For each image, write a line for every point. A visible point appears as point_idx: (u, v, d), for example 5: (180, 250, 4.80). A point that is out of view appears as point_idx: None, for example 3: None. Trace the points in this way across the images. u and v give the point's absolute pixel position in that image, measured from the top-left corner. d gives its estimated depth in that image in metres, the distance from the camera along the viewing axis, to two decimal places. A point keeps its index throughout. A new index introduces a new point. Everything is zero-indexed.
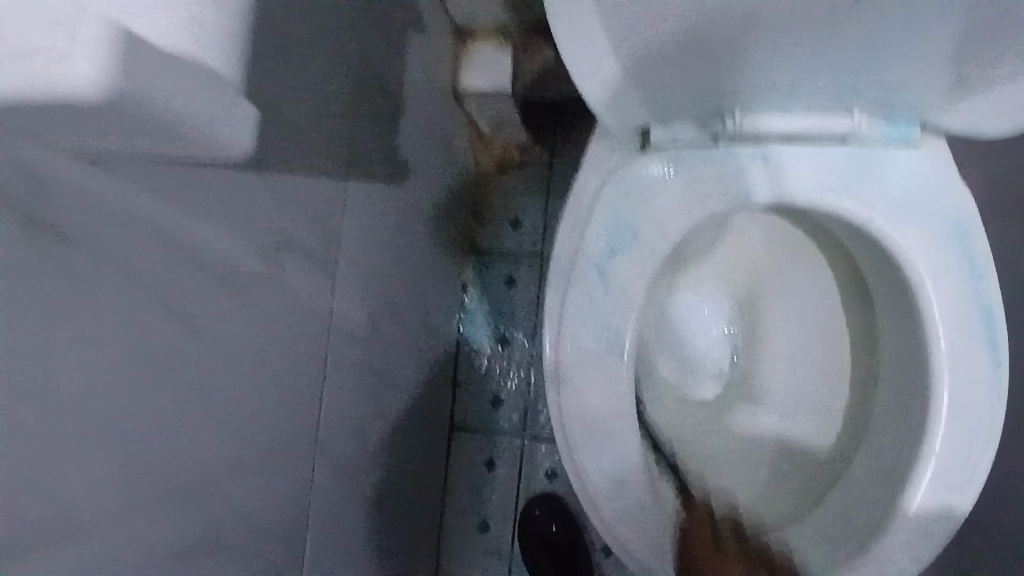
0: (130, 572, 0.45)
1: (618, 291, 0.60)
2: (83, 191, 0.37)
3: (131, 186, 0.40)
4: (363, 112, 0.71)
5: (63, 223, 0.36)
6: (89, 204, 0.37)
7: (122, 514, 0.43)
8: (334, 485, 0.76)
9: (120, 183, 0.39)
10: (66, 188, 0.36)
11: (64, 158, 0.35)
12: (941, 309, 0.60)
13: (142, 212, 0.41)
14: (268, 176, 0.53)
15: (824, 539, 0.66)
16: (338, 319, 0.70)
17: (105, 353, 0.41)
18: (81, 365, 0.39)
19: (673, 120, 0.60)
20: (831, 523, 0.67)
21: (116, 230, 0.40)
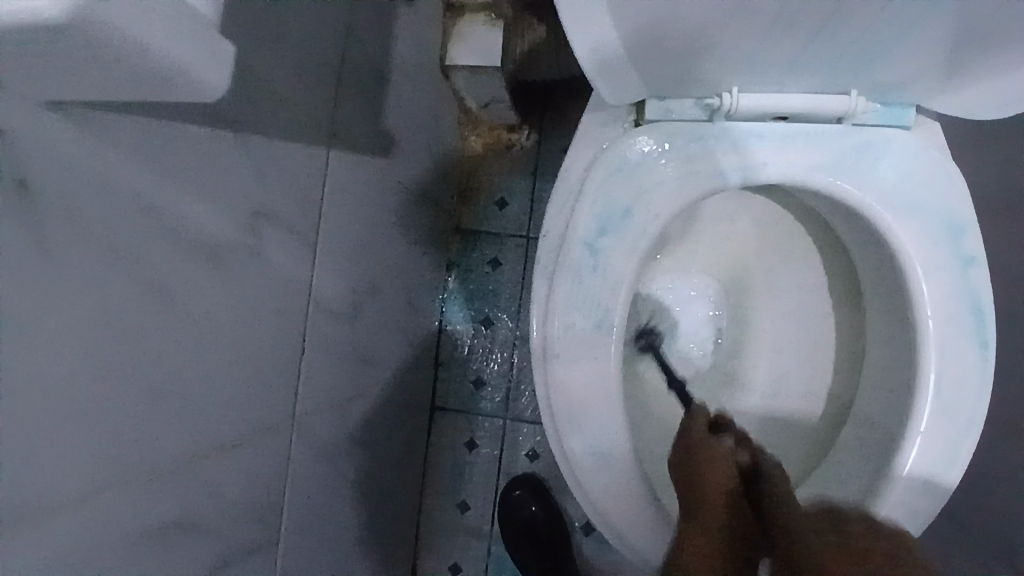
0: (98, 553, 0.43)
1: (609, 270, 0.59)
2: (47, 150, 0.34)
3: (98, 144, 0.37)
4: (348, 81, 0.68)
5: (28, 184, 0.34)
6: (53, 164, 0.35)
7: (91, 494, 0.41)
8: (313, 465, 0.75)
9: (86, 142, 0.36)
10: (29, 145, 0.33)
11: (25, 112, 0.32)
12: (930, 294, 0.60)
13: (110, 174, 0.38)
14: (247, 142, 0.51)
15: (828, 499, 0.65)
16: (319, 295, 0.68)
17: (73, 325, 0.38)
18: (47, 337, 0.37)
19: (668, 95, 0.58)
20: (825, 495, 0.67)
21: (83, 193, 0.37)
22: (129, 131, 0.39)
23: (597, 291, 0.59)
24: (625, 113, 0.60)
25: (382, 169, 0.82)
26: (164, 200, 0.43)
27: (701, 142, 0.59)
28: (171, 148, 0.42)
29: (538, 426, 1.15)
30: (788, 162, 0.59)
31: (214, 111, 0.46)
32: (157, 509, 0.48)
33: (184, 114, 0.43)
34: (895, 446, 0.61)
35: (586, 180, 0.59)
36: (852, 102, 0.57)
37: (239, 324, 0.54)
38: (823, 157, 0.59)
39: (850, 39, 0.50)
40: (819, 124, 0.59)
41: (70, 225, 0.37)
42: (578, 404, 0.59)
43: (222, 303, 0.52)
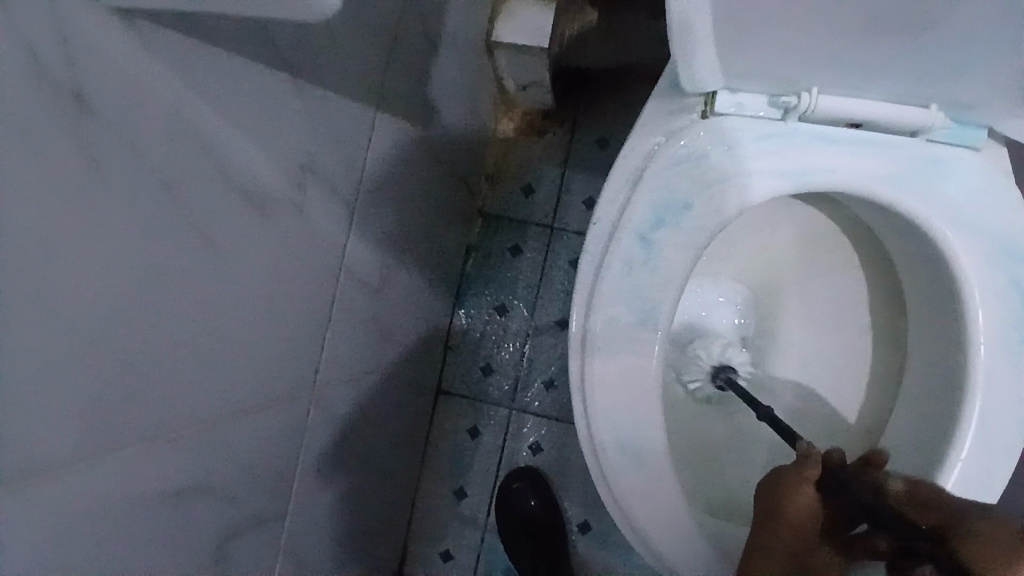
0: (113, 502, 0.41)
1: (659, 264, 0.57)
2: (104, 59, 0.32)
3: (156, 66, 0.35)
4: (402, 42, 0.65)
5: (82, 94, 0.31)
6: (111, 77, 0.33)
7: (114, 440, 0.39)
8: (323, 437, 0.72)
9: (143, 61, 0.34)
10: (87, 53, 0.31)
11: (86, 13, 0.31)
12: (984, 319, 0.58)
13: (165, 98, 0.36)
14: (303, 89, 0.48)
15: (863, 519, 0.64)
16: (349, 263, 0.65)
17: (116, 258, 0.36)
18: (89, 269, 0.34)
19: (741, 88, 0.56)
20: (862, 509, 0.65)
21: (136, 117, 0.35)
22: (186, 53, 0.37)
23: (645, 284, 0.57)
24: (692, 103, 0.57)
25: (422, 139, 0.79)
26: (215, 135, 0.41)
27: (770, 141, 0.57)
28: (227, 80, 0.40)
29: (543, 419, 1.13)
30: (856, 170, 0.57)
31: (275, 49, 0.43)
32: (171, 464, 0.46)
33: (244, 47, 0.40)
34: (929, 470, 0.59)
35: (646, 168, 0.57)
36: (931, 116, 0.55)
37: (272, 280, 0.52)
38: (890, 168, 0.57)
39: (939, 44, 0.48)
40: (891, 134, 0.57)
41: (119, 145, 0.34)
42: (613, 398, 0.57)
43: (259, 256, 0.49)
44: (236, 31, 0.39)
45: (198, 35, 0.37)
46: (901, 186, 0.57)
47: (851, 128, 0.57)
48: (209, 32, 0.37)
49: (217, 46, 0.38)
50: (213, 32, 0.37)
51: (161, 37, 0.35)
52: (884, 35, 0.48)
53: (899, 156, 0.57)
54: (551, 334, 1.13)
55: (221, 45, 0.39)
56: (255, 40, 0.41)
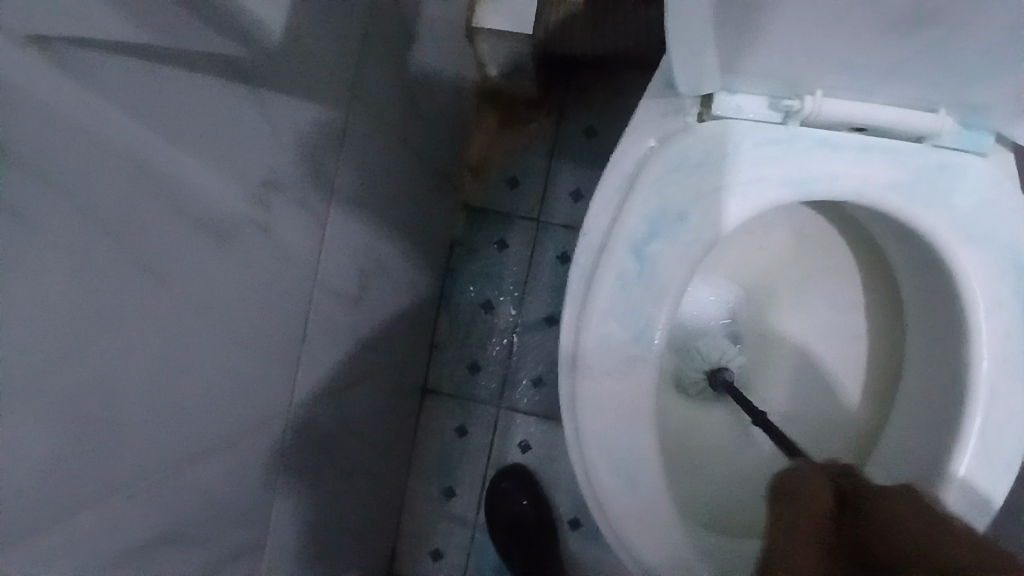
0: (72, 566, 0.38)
1: (654, 279, 0.54)
2: (39, 100, 0.28)
3: (97, 94, 0.31)
4: (375, 37, 0.61)
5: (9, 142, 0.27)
6: (48, 116, 0.29)
7: (68, 502, 0.36)
8: (304, 455, 0.69)
9: (81, 90, 0.30)
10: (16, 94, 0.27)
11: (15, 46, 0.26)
12: (987, 332, 0.56)
13: (109, 132, 0.32)
14: (263, 98, 0.44)
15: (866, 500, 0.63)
16: (324, 276, 0.61)
17: (63, 314, 0.32)
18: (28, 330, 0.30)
19: (740, 90, 0.53)
20: None
21: (80, 157, 0.31)
22: (125, 72, 0.32)
23: (639, 300, 0.54)
24: (689, 106, 0.54)
25: (399, 137, 0.75)
26: (166, 162, 0.36)
27: (770, 147, 0.54)
28: (175, 98, 0.36)
29: (532, 417, 1.11)
30: (859, 177, 0.55)
31: (223, 57, 0.39)
32: (135, 516, 0.42)
33: (188, 56, 0.36)
34: (925, 481, 0.59)
35: (639, 176, 0.54)
36: (939, 121, 0.53)
37: (240, 306, 0.48)
38: (898, 175, 0.55)
39: (945, 44, 0.45)
40: (896, 140, 0.55)
41: (51, 188, 0.30)
42: (606, 418, 0.54)
43: (224, 283, 0.45)
44: (176, 39, 0.35)
45: (135, 48, 0.32)
46: (903, 195, 0.55)
47: (853, 133, 0.54)
48: (146, 46, 0.33)
49: (159, 60, 0.34)
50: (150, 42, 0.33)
51: (93, 56, 0.30)
52: (886, 36, 0.45)
53: (904, 163, 0.55)
54: (539, 330, 1.10)
55: (163, 58, 0.34)
56: (199, 48, 0.37)
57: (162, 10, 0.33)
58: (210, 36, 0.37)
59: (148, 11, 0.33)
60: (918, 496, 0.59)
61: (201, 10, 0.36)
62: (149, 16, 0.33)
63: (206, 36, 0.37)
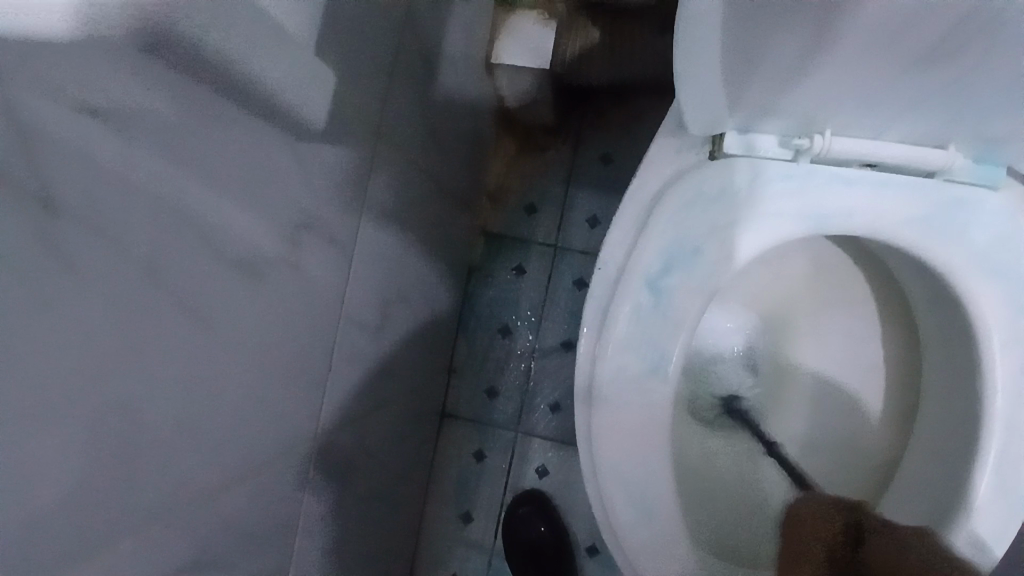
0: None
1: (669, 311, 0.55)
2: (90, 156, 0.31)
3: (143, 150, 0.34)
4: (399, 78, 0.64)
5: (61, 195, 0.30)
6: (97, 172, 0.32)
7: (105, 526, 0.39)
8: (327, 479, 0.71)
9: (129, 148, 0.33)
10: (70, 153, 0.30)
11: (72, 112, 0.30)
12: (1002, 364, 0.56)
13: (154, 183, 0.35)
14: (295, 145, 0.47)
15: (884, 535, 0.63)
16: (349, 306, 0.64)
17: (103, 348, 0.35)
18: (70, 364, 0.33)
19: (752, 128, 0.54)
20: None
21: (126, 207, 0.34)
22: (169, 128, 0.35)
23: (654, 332, 0.55)
24: (701, 143, 0.56)
25: (421, 170, 0.78)
26: (205, 209, 0.39)
27: (781, 183, 0.55)
28: (215, 151, 0.39)
29: (550, 442, 1.11)
30: (869, 212, 0.56)
31: (263, 110, 0.42)
32: (167, 540, 0.44)
33: (232, 113, 0.39)
34: (943, 515, 0.58)
35: (653, 211, 0.55)
36: (949, 158, 0.53)
37: (269, 339, 0.50)
38: (909, 211, 0.56)
39: (946, 84, 0.47)
40: (907, 175, 0.56)
41: (96, 236, 0.32)
42: (622, 448, 0.55)
43: (254, 317, 0.48)
44: (223, 99, 0.38)
45: (186, 108, 0.36)
46: (914, 230, 0.56)
47: (864, 169, 0.55)
48: (188, 104, 0.36)
49: (207, 117, 0.37)
50: (199, 102, 0.36)
51: (147, 119, 0.33)
52: (888, 78, 0.46)
53: (914, 199, 0.56)
54: (556, 355, 1.11)
55: (208, 116, 0.38)
56: (243, 104, 0.40)
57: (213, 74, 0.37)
58: (255, 92, 0.41)
59: (202, 75, 0.36)
60: (935, 530, 0.58)
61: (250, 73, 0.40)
62: (202, 79, 0.36)
63: (250, 93, 0.40)
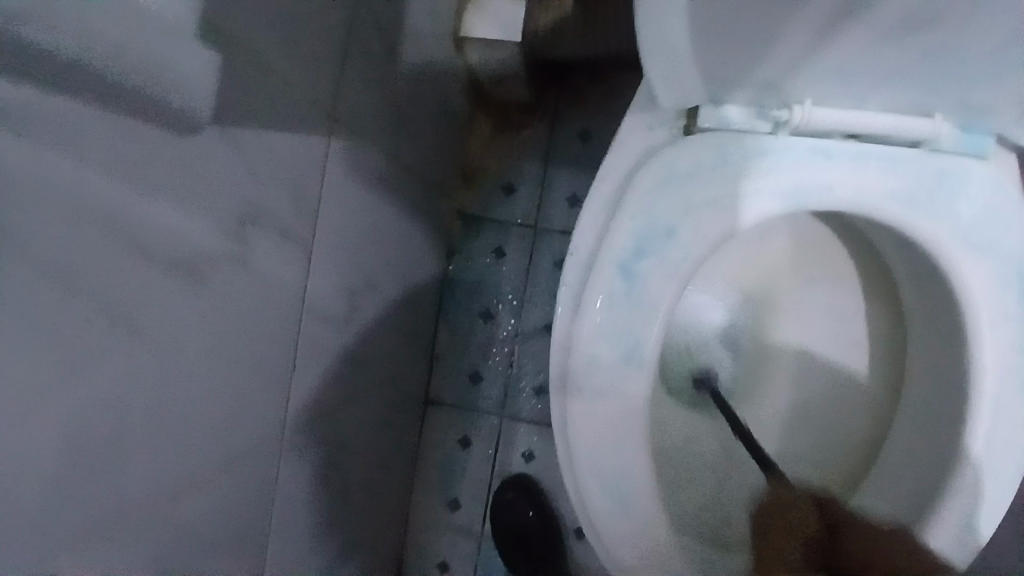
0: None
1: (644, 297, 0.53)
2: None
3: (55, 151, 0.31)
4: (355, 56, 0.60)
5: None
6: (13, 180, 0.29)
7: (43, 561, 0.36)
8: (303, 479, 0.69)
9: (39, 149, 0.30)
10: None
11: None
12: (988, 340, 0.55)
13: (67, 186, 0.32)
14: (236, 133, 0.44)
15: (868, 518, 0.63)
16: (312, 301, 0.61)
17: (27, 370, 0.32)
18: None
19: (727, 100, 0.51)
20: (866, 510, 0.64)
21: (34, 214, 0.31)
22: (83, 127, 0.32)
23: (629, 319, 0.53)
24: (674, 119, 0.53)
25: (387, 153, 0.74)
26: (129, 206, 0.36)
27: (760, 158, 0.53)
28: (140, 141, 0.36)
29: (535, 426, 1.10)
30: (853, 187, 0.53)
31: (198, 96, 0.39)
32: (122, 559, 0.42)
33: (165, 99, 0.36)
34: (931, 494, 0.57)
35: (625, 193, 0.53)
36: (935, 127, 0.51)
37: (220, 341, 0.47)
38: (894, 185, 0.53)
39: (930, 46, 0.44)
40: (891, 147, 0.53)
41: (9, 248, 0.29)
42: (598, 439, 0.53)
43: (202, 320, 0.45)
44: (158, 85, 0.35)
45: (105, 95, 0.33)
46: (900, 203, 0.54)
47: (846, 141, 0.53)
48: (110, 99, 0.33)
49: (132, 105, 0.34)
50: (124, 90, 0.33)
51: (58, 112, 0.30)
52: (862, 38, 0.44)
53: (901, 171, 0.53)
54: (539, 338, 1.09)
55: (134, 104, 0.34)
56: (180, 90, 0.37)
57: (144, 59, 0.33)
58: (192, 77, 0.37)
59: (126, 60, 0.33)
60: (921, 513, 0.57)
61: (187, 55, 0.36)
62: (131, 66, 0.33)
63: (188, 79, 0.37)
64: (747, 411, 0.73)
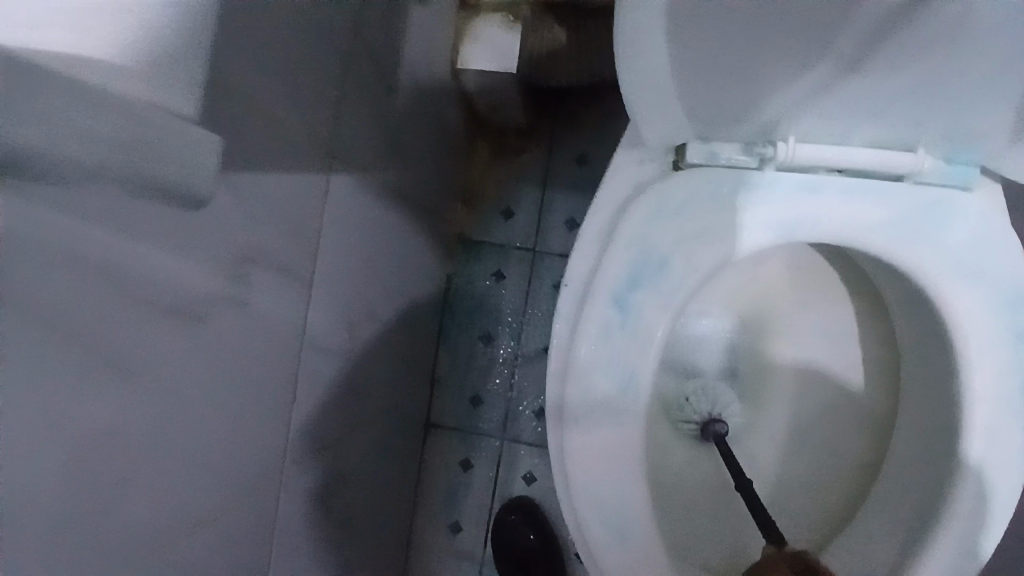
0: None
1: (637, 328, 0.54)
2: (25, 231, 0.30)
3: (73, 214, 0.32)
4: (352, 96, 0.62)
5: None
6: (42, 244, 0.31)
7: None
8: (306, 508, 0.69)
9: (60, 213, 0.32)
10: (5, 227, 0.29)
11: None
12: (978, 368, 0.55)
13: (84, 245, 0.33)
14: (241, 179, 0.45)
15: (866, 543, 0.63)
16: (313, 333, 0.62)
17: (40, 426, 0.33)
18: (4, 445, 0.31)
19: (714, 137, 0.52)
20: (865, 536, 0.64)
21: (45, 274, 0.32)
22: (106, 189, 0.34)
23: (623, 350, 0.54)
24: (662, 153, 0.55)
25: (385, 185, 0.76)
26: (136, 257, 0.37)
27: (746, 191, 0.54)
28: (151, 196, 0.37)
29: (536, 448, 1.10)
30: (838, 219, 0.55)
31: (202, 146, 0.40)
32: None
33: (176, 153, 0.38)
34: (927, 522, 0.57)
35: (618, 226, 0.54)
36: (919, 161, 0.53)
37: (225, 380, 0.48)
38: (879, 216, 0.55)
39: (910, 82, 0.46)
40: (875, 179, 0.54)
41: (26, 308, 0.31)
42: (593, 470, 0.54)
43: (206, 362, 0.45)
44: (151, 144, 0.36)
45: (126, 153, 0.35)
46: (885, 233, 0.55)
47: (832, 174, 0.54)
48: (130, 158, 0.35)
49: (149, 158, 0.36)
50: (140, 144, 0.35)
51: (84, 170, 0.32)
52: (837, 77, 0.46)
53: (886, 202, 0.55)
54: (539, 360, 1.10)
55: (151, 159, 0.37)
56: (184, 141, 0.39)
57: (150, 114, 0.36)
58: (197, 129, 0.39)
59: (134, 117, 0.35)
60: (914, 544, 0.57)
61: (186, 110, 0.38)
62: (137, 120, 0.35)
63: (192, 130, 0.39)
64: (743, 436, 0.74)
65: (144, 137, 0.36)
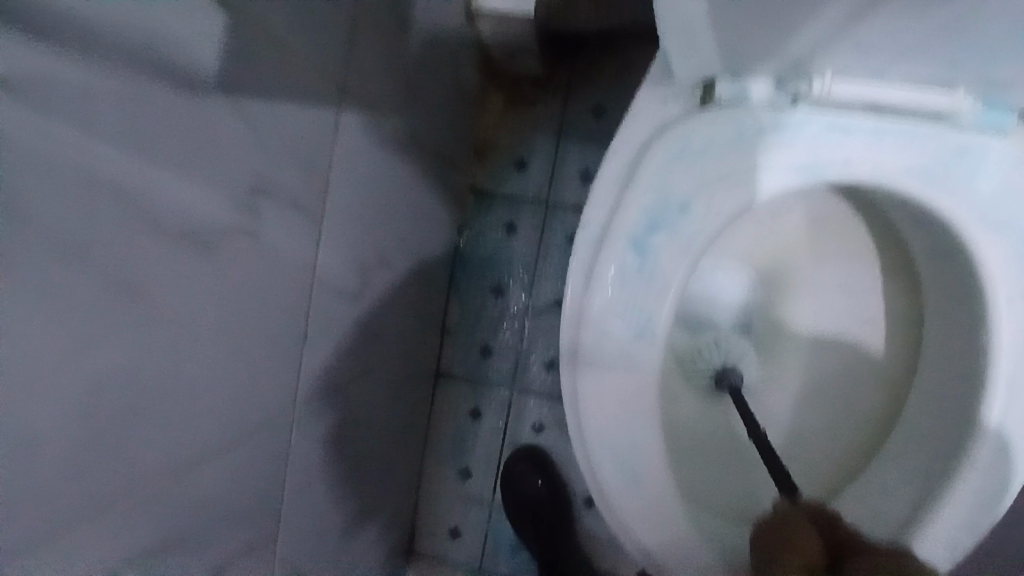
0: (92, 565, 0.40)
1: (656, 272, 0.53)
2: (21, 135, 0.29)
3: (68, 122, 0.31)
4: (365, 28, 0.59)
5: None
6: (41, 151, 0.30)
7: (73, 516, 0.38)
8: (321, 448, 0.70)
9: (55, 119, 0.31)
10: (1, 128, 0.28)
11: None
12: (1004, 321, 0.54)
13: (82, 156, 0.33)
14: (243, 107, 0.44)
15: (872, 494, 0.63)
16: (325, 275, 0.61)
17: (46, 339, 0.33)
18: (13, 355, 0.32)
19: (745, 73, 0.50)
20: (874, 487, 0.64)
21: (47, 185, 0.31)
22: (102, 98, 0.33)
23: (640, 294, 0.53)
24: (690, 89, 0.52)
25: (397, 127, 0.73)
26: (134, 174, 0.36)
27: (775, 131, 0.51)
28: (143, 110, 0.36)
29: (545, 399, 1.11)
30: (868, 162, 0.52)
31: (203, 66, 0.39)
32: (146, 517, 0.44)
33: (175, 68, 0.37)
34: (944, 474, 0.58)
35: (638, 165, 0.52)
36: (957, 102, 0.50)
37: (232, 311, 0.48)
38: (912, 158, 0.52)
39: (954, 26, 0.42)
40: (914, 120, 0.51)
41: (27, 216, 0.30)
42: (608, 414, 0.54)
43: (212, 289, 0.45)
44: (150, 55, 0.35)
45: (123, 61, 0.34)
46: (920, 178, 0.52)
47: (868, 114, 0.51)
48: (127, 68, 0.34)
49: (147, 70, 0.35)
50: (138, 53, 0.34)
51: (81, 73, 0.31)
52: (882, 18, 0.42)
53: (923, 145, 0.52)
54: (550, 313, 1.10)
55: (150, 71, 0.35)
56: (183, 56, 0.37)
57: (148, 23, 0.34)
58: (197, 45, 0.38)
59: (131, 23, 0.33)
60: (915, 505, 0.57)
61: (185, 23, 0.37)
62: (134, 28, 0.34)
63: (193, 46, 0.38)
64: (756, 389, 0.73)
65: (143, 46, 0.34)
